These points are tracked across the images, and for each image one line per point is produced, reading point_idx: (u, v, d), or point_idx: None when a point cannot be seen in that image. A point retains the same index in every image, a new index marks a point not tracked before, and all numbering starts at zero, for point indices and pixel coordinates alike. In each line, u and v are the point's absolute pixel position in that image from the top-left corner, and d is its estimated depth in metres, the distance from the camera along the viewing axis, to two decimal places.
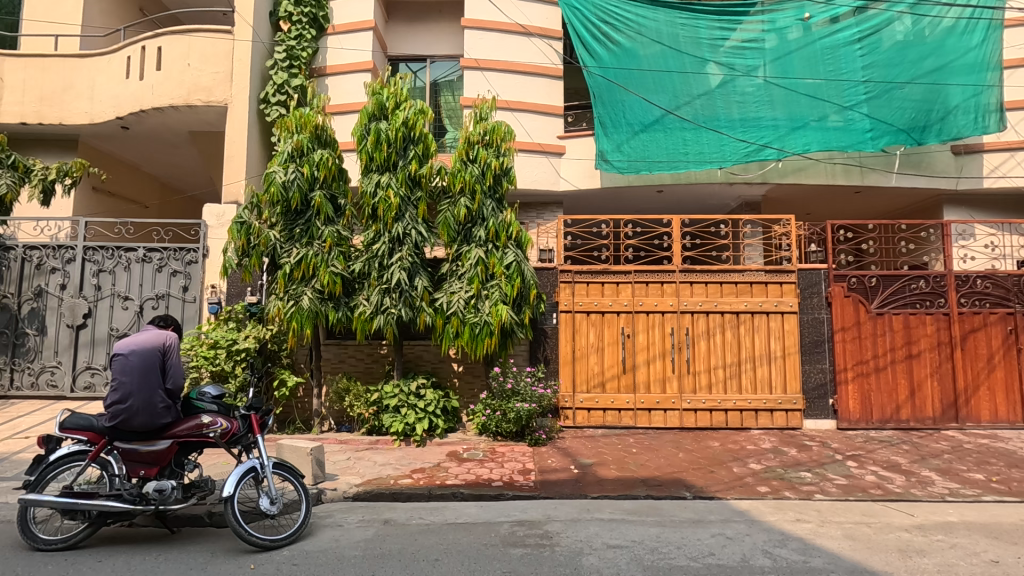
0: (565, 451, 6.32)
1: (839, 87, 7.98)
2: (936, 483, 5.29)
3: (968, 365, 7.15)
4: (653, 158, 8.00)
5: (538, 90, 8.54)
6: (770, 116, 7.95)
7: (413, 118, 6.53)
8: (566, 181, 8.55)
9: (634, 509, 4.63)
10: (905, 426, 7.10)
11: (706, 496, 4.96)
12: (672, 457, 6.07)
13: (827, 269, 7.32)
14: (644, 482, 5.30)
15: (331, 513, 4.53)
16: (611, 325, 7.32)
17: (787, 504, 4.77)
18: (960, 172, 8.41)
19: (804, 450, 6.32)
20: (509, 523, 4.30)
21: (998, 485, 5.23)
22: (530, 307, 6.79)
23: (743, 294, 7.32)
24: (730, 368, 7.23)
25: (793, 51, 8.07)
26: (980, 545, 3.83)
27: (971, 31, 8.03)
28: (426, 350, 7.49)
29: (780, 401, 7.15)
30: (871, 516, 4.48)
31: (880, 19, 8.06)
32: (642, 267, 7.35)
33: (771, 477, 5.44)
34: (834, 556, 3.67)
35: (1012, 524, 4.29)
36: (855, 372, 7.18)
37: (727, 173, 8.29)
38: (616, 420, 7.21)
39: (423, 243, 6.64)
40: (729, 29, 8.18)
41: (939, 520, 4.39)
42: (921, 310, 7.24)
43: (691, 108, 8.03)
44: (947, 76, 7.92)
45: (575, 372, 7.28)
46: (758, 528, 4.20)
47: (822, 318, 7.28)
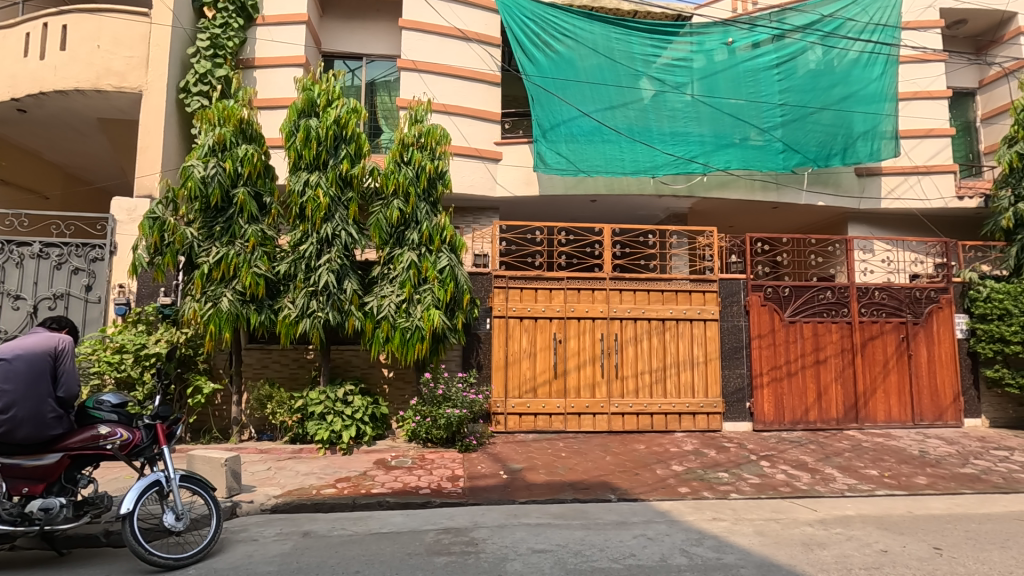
0: (495, 457, 6.31)
1: (759, 108, 8.50)
2: (838, 479, 5.70)
3: (867, 370, 7.78)
4: (589, 165, 8.18)
5: (476, 96, 8.57)
6: (696, 132, 8.35)
7: (345, 117, 6.37)
8: (503, 187, 8.60)
9: (561, 513, 4.69)
10: (813, 427, 7.62)
11: (630, 497, 5.11)
12: (599, 460, 6.20)
13: (745, 279, 7.76)
14: (571, 485, 5.39)
15: (245, 527, 4.30)
16: (544, 330, 7.41)
17: (705, 504, 4.98)
18: (862, 192, 9.16)
19: (722, 451, 6.64)
20: (434, 530, 4.24)
21: (889, 480, 5.71)
22: (463, 312, 6.74)
23: (668, 302, 7.62)
24: (656, 373, 7.49)
25: (718, 72, 8.52)
26: (872, 537, 4.15)
27: (874, 63, 8.77)
28: (355, 355, 7.31)
29: (701, 405, 7.48)
30: (779, 512, 4.76)
31: (796, 47, 8.67)
32: (574, 274, 7.51)
33: (692, 478, 5.68)
34: (745, 552, 3.86)
35: (900, 515, 4.69)
36: (769, 376, 7.63)
37: (658, 184, 8.65)
38: (547, 425, 7.29)
39: (353, 245, 6.45)
40: (660, 47, 8.52)
41: (838, 514, 4.72)
42: (827, 318, 7.81)
43: (625, 120, 8.28)
44: (852, 104, 8.62)
45: (507, 377, 7.30)
46: (677, 527, 4.36)
47: (741, 325, 7.69)
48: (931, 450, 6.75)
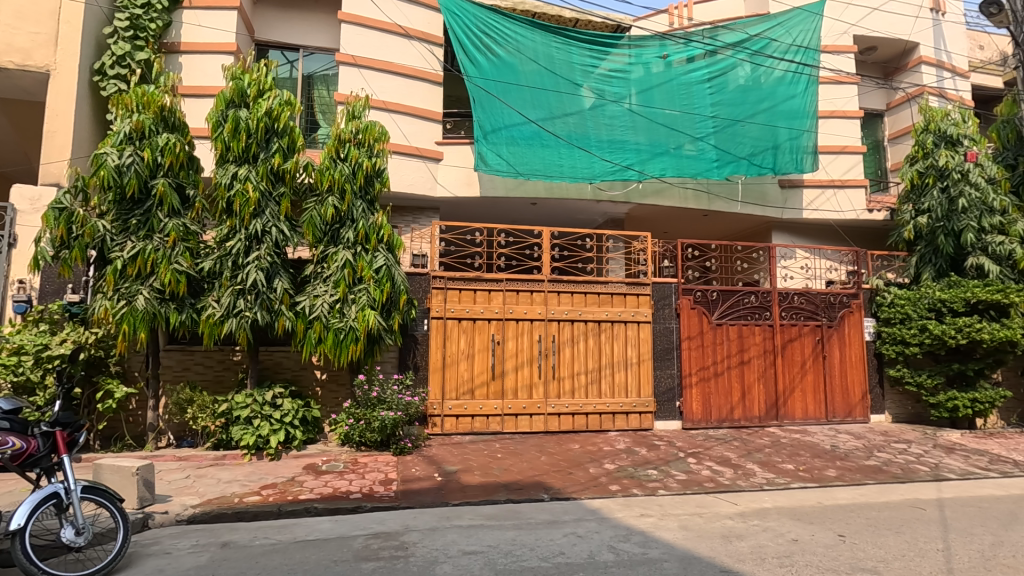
0: (431, 459, 6.24)
1: (692, 120, 8.86)
2: (757, 474, 6.02)
3: (787, 370, 8.27)
4: (529, 169, 8.23)
5: (417, 94, 8.47)
6: (633, 140, 8.60)
7: (278, 109, 6.13)
8: (443, 187, 8.54)
9: (494, 514, 4.70)
10: (737, 424, 8.01)
11: (562, 496, 5.19)
12: (534, 461, 6.26)
13: (676, 283, 8.06)
14: (506, 486, 5.42)
15: (157, 540, 4.03)
16: (482, 332, 7.40)
17: (634, 500, 5.13)
18: (785, 203, 9.72)
19: (653, 449, 6.86)
20: (363, 536, 4.14)
21: (803, 473, 6.09)
22: (400, 313, 6.62)
23: (604, 304, 7.80)
24: (591, 374, 7.65)
25: (654, 84, 8.84)
26: (786, 527, 4.41)
27: (797, 82, 9.32)
28: (286, 357, 7.05)
29: (634, 405, 7.71)
30: (702, 507, 4.97)
31: (726, 64, 9.13)
32: (513, 276, 7.55)
33: (623, 476, 5.83)
34: (669, 546, 4.00)
35: (811, 506, 5.01)
36: (698, 377, 7.96)
37: (596, 190, 8.84)
38: (484, 426, 7.29)
39: (284, 243, 6.21)
40: (599, 57, 8.75)
41: (756, 507, 4.99)
42: (751, 321, 8.25)
43: (565, 126, 8.41)
44: (777, 120, 9.13)
45: (444, 379, 7.24)
46: (607, 524, 4.46)
47: (672, 327, 7.99)
48: (841, 445, 7.25)
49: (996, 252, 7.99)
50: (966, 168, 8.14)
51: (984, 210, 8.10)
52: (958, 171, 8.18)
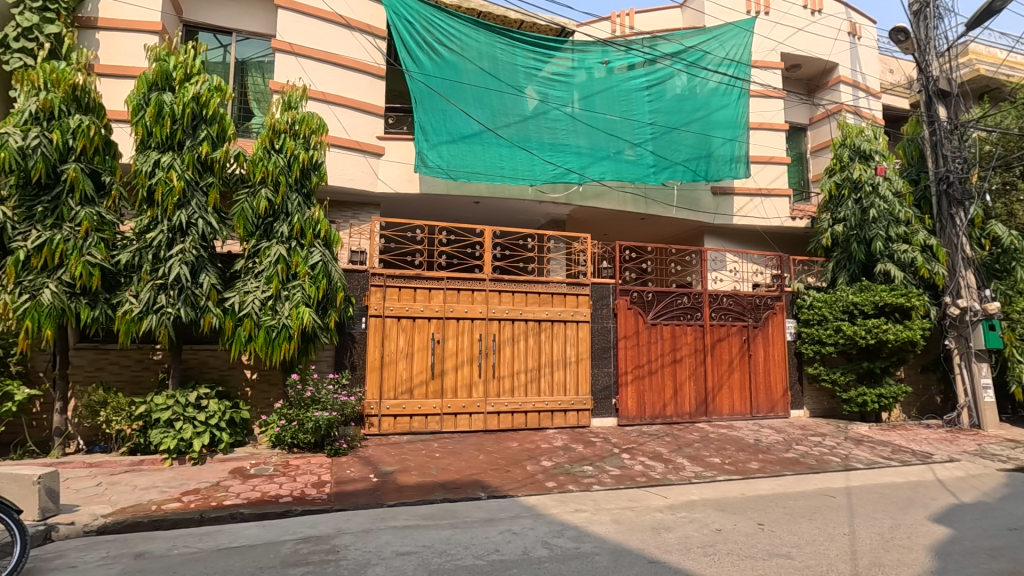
0: (367, 460, 6.12)
1: (631, 126, 9.15)
2: (686, 468, 6.29)
3: (716, 368, 8.68)
4: (471, 168, 8.20)
5: (358, 87, 8.27)
6: (574, 144, 8.76)
7: (206, 95, 5.82)
8: (384, 183, 8.38)
9: (430, 513, 4.66)
10: (669, 421, 8.33)
11: (499, 494, 5.21)
12: (473, 459, 6.26)
13: (614, 283, 8.29)
14: (443, 485, 5.39)
15: (60, 553, 3.74)
16: (422, 330, 7.32)
17: (570, 496, 5.23)
18: (717, 209, 10.19)
19: (589, 446, 7.02)
20: (292, 541, 4.00)
21: (728, 466, 6.41)
22: (336, 310, 6.43)
23: (545, 303, 7.90)
24: (531, 373, 7.73)
25: (596, 90, 9.05)
26: (711, 518, 4.62)
27: (729, 94, 9.77)
28: (213, 356, 6.71)
29: (572, 402, 7.87)
30: (634, 501, 5.13)
31: (664, 73, 9.48)
32: (454, 275, 7.50)
33: (559, 472, 5.93)
34: (601, 540, 4.11)
35: (734, 497, 5.28)
36: (633, 375, 8.22)
37: (537, 192, 8.94)
38: (422, 426, 7.21)
39: (212, 236, 5.90)
40: (543, 61, 8.88)
41: (684, 499, 5.20)
42: (684, 321, 8.60)
43: (507, 127, 8.45)
44: (710, 129, 9.54)
45: (382, 378, 7.11)
46: (542, 521, 4.53)
47: (610, 327, 8.20)
48: (764, 439, 7.69)
49: (901, 259, 8.66)
50: (877, 181, 8.80)
51: (891, 221, 8.77)
52: (870, 183, 8.81)
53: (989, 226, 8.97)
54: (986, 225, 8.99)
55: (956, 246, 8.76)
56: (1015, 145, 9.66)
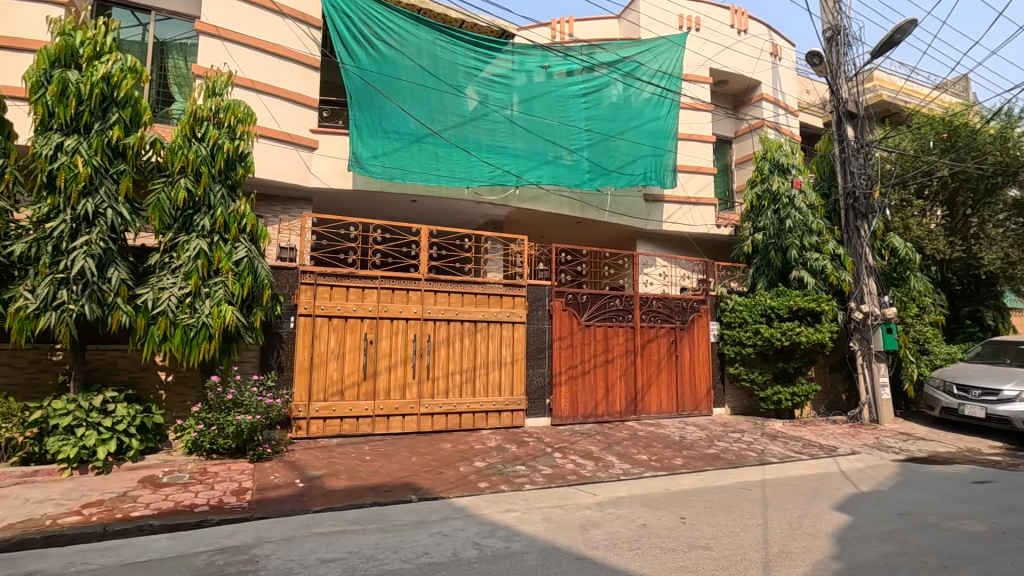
0: (293, 464, 5.88)
1: (568, 131, 9.34)
2: (615, 465, 6.48)
3: (645, 368, 9.00)
4: (408, 167, 8.07)
5: (291, 77, 7.96)
6: (513, 147, 8.82)
7: (118, 76, 5.41)
8: (317, 178, 8.10)
9: (358, 518, 4.54)
10: (601, 420, 8.55)
11: (431, 496, 5.16)
12: (405, 461, 6.17)
13: (550, 285, 8.41)
14: (372, 489, 5.27)
15: None
16: (354, 330, 7.13)
17: (501, 496, 5.25)
18: (649, 215, 10.57)
19: (522, 446, 7.09)
20: (206, 552, 3.78)
21: (655, 463, 6.65)
22: (262, 309, 6.14)
23: (481, 304, 7.90)
24: (466, 373, 7.71)
25: (535, 94, 9.18)
26: (637, 513, 4.78)
27: (662, 104, 10.17)
28: (122, 357, 6.23)
29: (507, 403, 7.91)
30: (564, 499, 5.23)
31: (601, 81, 9.75)
32: (389, 274, 7.36)
33: (491, 473, 5.95)
34: (531, 538, 4.15)
35: (659, 492, 5.49)
36: (567, 375, 8.37)
37: (475, 193, 8.92)
38: (353, 428, 7.02)
39: (122, 228, 5.48)
40: (483, 62, 8.90)
41: (612, 496, 5.36)
42: (616, 322, 8.86)
43: (446, 127, 8.41)
44: (644, 138, 9.88)
45: (311, 380, 6.87)
46: (473, 522, 4.52)
47: (545, 328, 8.32)
48: (688, 435, 8.05)
49: (813, 267, 9.32)
50: (793, 194, 9.45)
51: (805, 231, 9.43)
52: (787, 196, 9.45)
53: (888, 238, 9.80)
54: (886, 237, 9.82)
55: (861, 256, 9.44)
56: (911, 165, 10.65)
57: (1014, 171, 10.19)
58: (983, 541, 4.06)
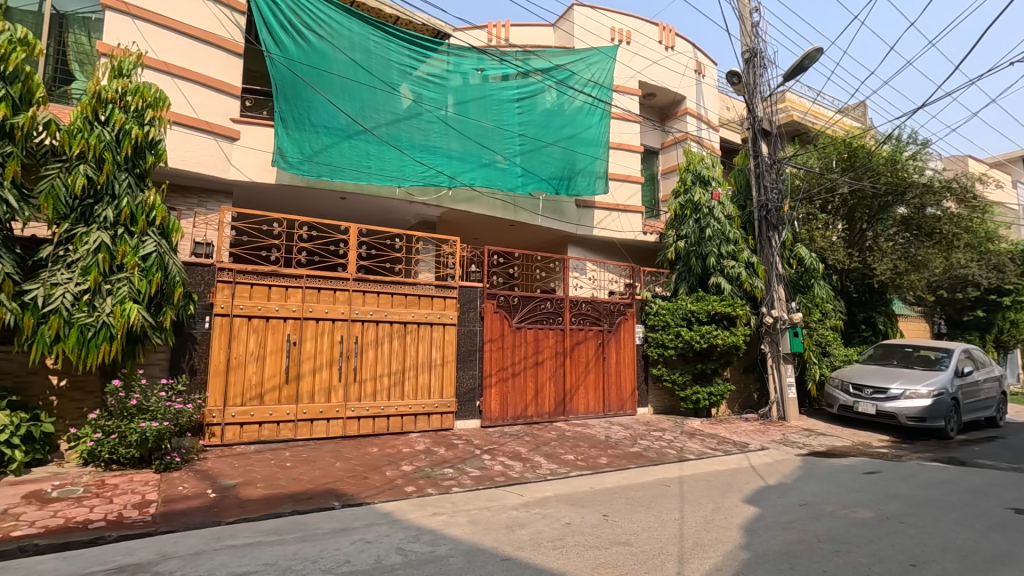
0: (205, 474, 5.53)
1: (502, 135, 9.41)
2: (542, 465, 6.58)
3: (574, 369, 9.21)
4: (337, 164, 7.81)
5: (210, 62, 7.52)
6: (446, 148, 8.77)
7: (6, 47, 4.89)
8: (238, 170, 7.68)
9: (275, 528, 4.34)
10: (530, 421, 8.66)
11: (355, 502, 5.01)
12: (328, 467, 5.95)
13: (482, 287, 8.41)
14: (292, 497, 5.04)
15: None
16: (276, 331, 6.81)
17: (428, 500, 5.19)
18: (580, 221, 10.82)
19: (451, 448, 7.04)
20: (101, 572, 3.47)
21: (581, 462, 6.82)
22: (173, 308, 5.72)
23: (411, 305, 7.77)
24: (394, 376, 7.56)
25: (469, 96, 9.18)
26: (562, 512, 4.87)
27: (593, 113, 10.46)
28: (6, 360, 5.61)
29: (436, 405, 7.83)
30: (491, 500, 5.25)
31: (536, 87, 9.89)
32: (315, 273, 7.09)
33: (419, 477, 5.87)
34: (456, 541, 4.13)
35: (584, 491, 5.62)
36: (497, 377, 8.41)
37: (407, 193, 8.77)
38: (273, 434, 6.70)
39: (8, 216, 4.95)
40: (417, 60, 8.79)
41: (539, 496, 5.43)
42: (547, 325, 9.01)
43: (378, 124, 8.22)
44: (576, 145, 10.12)
45: (227, 383, 6.49)
46: (398, 527, 4.44)
47: (476, 330, 8.31)
48: (613, 435, 8.31)
49: (729, 273, 9.90)
50: (712, 205, 10.00)
51: (723, 240, 9.99)
52: (707, 206, 9.99)
53: (796, 249, 10.53)
54: (794, 247, 10.55)
55: (772, 264, 10.10)
56: (816, 182, 11.56)
57: (902, 192, 11.23)
58: (870, 527, 4.46)
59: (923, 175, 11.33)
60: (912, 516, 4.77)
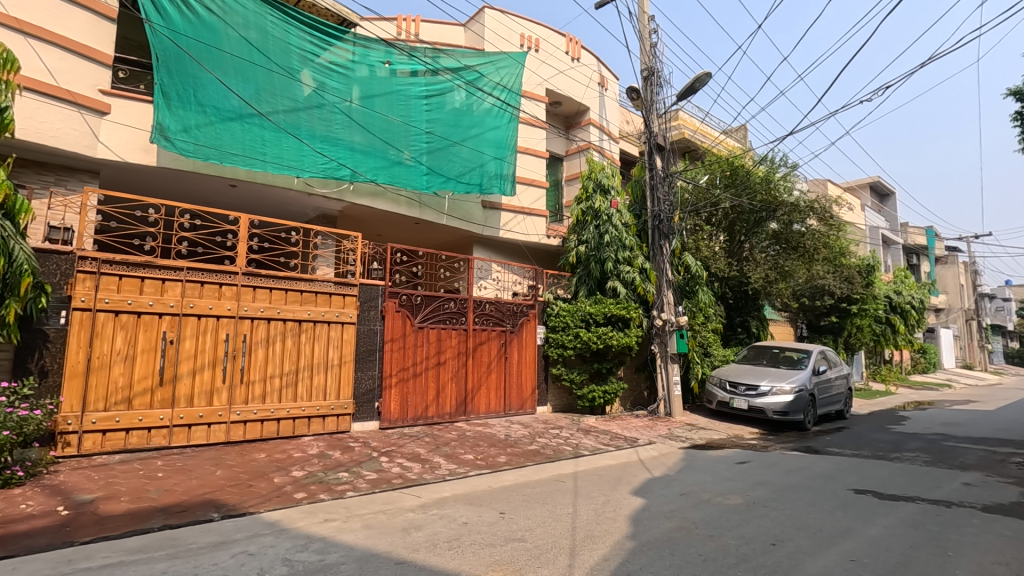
0: (56, 489, 4.87)
1: (408, 132, 9.24)
2: (442, 466, 6.54)
3: (476, 369, 9.25)
4: (226, 148, 7.23)
5: (75, 24, 6.68)
6: (349, 140, 8.44)
7: None
8: (106, 147, 6.88)
9: (142, 546, 3.92)
10: (430, 421, 8.56)
11: (237, 513, 4.67)
12: (206, 476, 5.49)
13: (384, 285, 8.20)
14: (163, 510, 4.59)
15: None
16: (149, 328, 6.18)
17: (319, 506, 4.96)
18: (486, 222, 10.89)
19: (346, 451, 6.79)
20: None
21: (480, 462, 6.86)
22: (17, 301, 4.98)
23: (307, 303, 7.39)
24: (287, 377, 7.15)
25: (375, 89, 8.91)
26: (459, 512, 4.87)
27: (501, 117, 10.58)
28: None
29: (332, 407, 7.50)
30: (388, 503, 5.12)
31: (444, 86, 9.82)
32: (198, 265, 6.52)
33: (310, 482, 5.59)
34: (348, 548, 3.98)
35: (482, 490, 5.66)
36: (398, 377, 8.23)
37: (305, 183, 8.32)
38: (142, 442, 6.05)
39: None
40: (320, 46, 8.38)
41: (437, 497, 5.39)
42: (450, 325, 8.98)
43: (274, 110, 7.74)
44: (483, 146, 10.17)
45: (87, 386, 5.78)
46: (284, 536, 4.19)
47: (376, 329, 8.08)
48: (512, 433, 8.45)
49: (625, 278, 10.44)
50: (611, 213, 10.53)
51: (620, 246, 10.51)
52: (606, 214, 10.49)
53: (684, 257, 11.34)
54: (682, 255, 11.34)
55: (663, 270, 10.80)
56: (702, 196, 12.54)
57: (773, 208, 12.49)
58: (739, 512, 4.91)
59: (791, 195, 12.65)
60: (774, 500, 5.32)
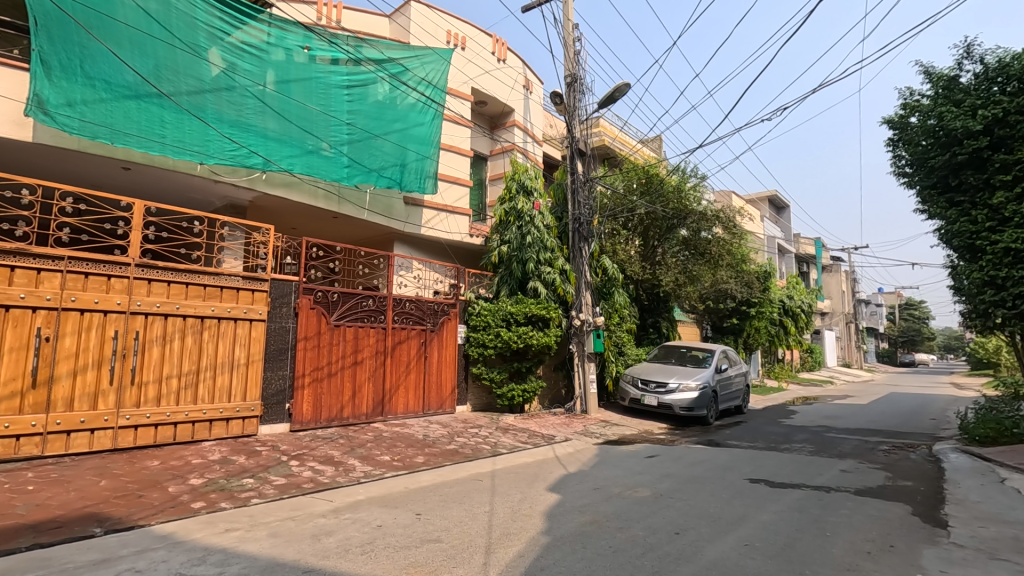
0: None
1: (326, 121, 8.86)
2: (356, 468, 6.33)
3: (394, 368, 9.06)
4: (118, 127, 6.59)
5: None
6: (261, 126, 7.97)
7: None
8: None
9: (5, 568, 3.48)
10: (345, 422, 8.26)
11: (123, 527, 4.26)
12: (88, 488, 4.97)
13: (297, 281, 7.82)
14: (34, 528, 4.10)
15: None
16: (20, 324, 5.49)
17: (220, 516, 4.64)
18: (408, 218, 10.69)
19: (252, 456, 6.40)
20: None
21: (396, 463, 6.71)
22: None
23: (210, 298, 6.91)
24: (186, 377, 6.64)
25: (292, 74, 8.47)
26: (374, 516, 4.74)
27: (425, 113, 10.43)
28: None
29: (237, 410, 7.05)
30: (297, 509, 4.89)
31: (367, 77, 9.52)
32: (82, 255, 5.89)
33: (210, 490, 5.21)
34: (251, 558, 3.75)
35: (398, 492, 5.55)
36: (310, 377, 7.88)
37: (210, 170, 7.77)
38: (9, 452, 5.37)
39: None
40: (231, 24, 7.84)
41: (350, 501, 5.21)
42: (367, 323, 8.73)
43: (176, 88, 7.16)
44: (406, 141, 9.96)
45: None
46: (179, 550, 3.88)
47: (288, 326, 7.69)
48: (431, 433, 8.35)
49: (546, 279, 10.64)
50: (533, 214, 10.65)
51: (541, 247, 10.69)
52: (528, 215, 10.60)
53: (601, 259, 11.74)
54: (599, 258, 11.73)
55: (581, 272, 11.13)
56: (619, 202, 13.06)
57: (684, 216, 13.23)
58: (647, 503, 5.16)
59: (699, 205, 13.47)
60: (679, 491, 5.64)
